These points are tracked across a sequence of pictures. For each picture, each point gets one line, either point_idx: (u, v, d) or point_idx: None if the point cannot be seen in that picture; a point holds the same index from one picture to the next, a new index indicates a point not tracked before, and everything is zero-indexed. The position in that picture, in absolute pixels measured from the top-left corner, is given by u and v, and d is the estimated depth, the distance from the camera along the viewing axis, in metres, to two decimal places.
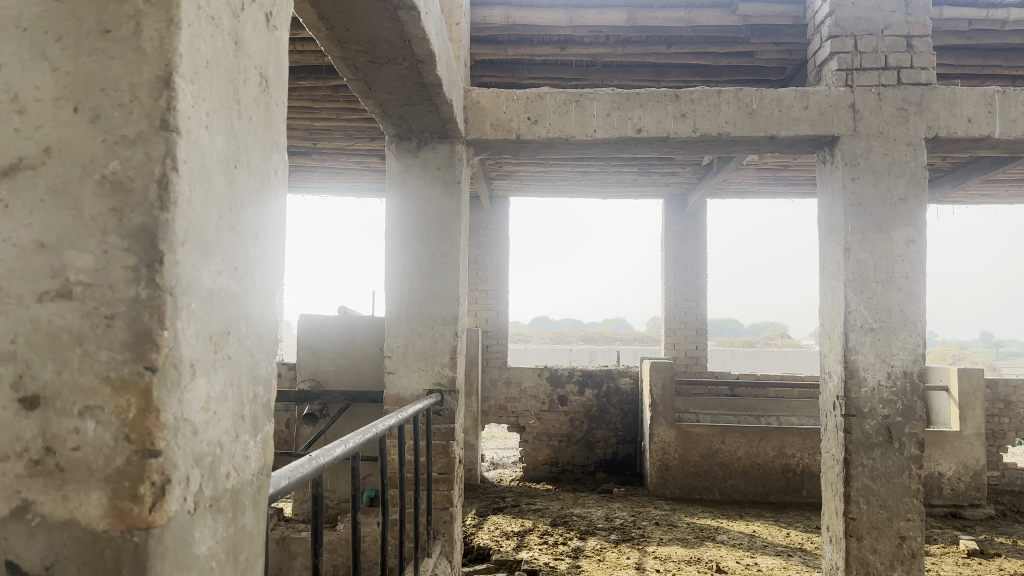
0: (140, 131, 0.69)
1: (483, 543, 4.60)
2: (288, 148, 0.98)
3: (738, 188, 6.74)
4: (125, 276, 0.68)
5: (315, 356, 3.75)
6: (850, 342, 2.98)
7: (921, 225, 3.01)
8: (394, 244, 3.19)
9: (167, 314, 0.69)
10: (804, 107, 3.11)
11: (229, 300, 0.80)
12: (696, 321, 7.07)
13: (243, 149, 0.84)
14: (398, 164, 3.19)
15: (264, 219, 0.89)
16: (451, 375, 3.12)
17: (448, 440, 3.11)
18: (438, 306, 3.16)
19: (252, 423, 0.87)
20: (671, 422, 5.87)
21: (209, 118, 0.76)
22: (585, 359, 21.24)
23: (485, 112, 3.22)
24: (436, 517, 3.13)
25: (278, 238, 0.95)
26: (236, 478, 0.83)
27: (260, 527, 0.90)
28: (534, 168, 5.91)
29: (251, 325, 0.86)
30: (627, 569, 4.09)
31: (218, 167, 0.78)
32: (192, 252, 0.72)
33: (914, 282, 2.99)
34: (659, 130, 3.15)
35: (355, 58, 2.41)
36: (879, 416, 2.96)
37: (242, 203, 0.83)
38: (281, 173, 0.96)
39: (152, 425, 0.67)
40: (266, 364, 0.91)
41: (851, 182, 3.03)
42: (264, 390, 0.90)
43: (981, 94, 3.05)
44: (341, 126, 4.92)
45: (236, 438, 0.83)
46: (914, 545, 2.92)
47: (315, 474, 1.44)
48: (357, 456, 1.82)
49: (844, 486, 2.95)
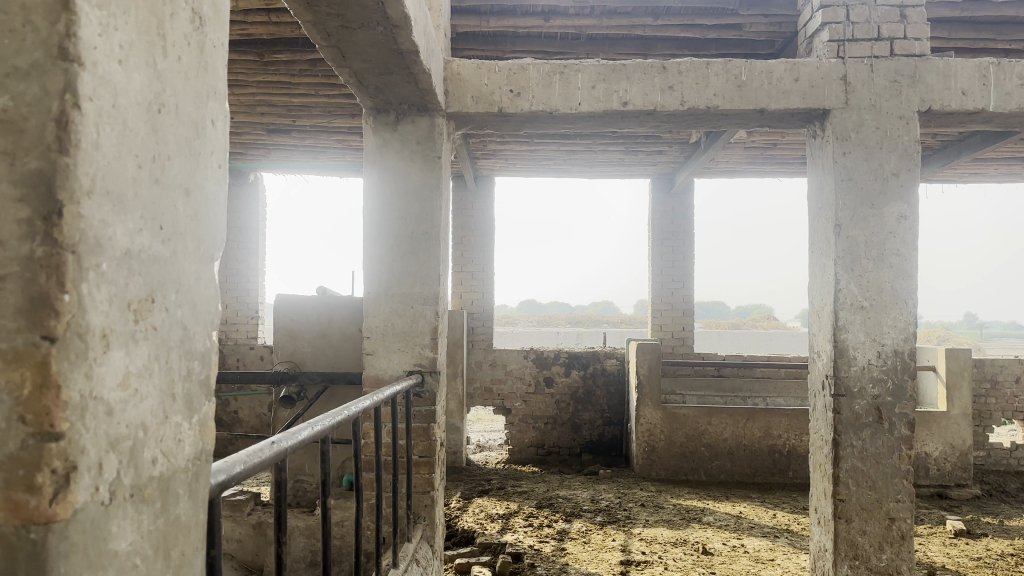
0: (35, 61, 0.59)
1: (467, 527, 4.53)
2: (227, 98, 0.88)
3: (726, 166, 6.66)
4: (19, 231, 0.58)
5: (293, 337, 3.65)
6: (840, 321, 2.91)
7: (913, 201, 2.93)
8: (372, 222, 3.09)
9: (68, 275, 0.59)
10: (794, 80, 3.02)
11: (153, 263, 0.70)
12: (683, 302, 7.01)
13: (170, 92, 0.74)
14: (376, 138, 3.08)
15: (198, 175, 0.79)
16: (432, 355, 3.02)
17: (429, 422, 3.03)
18: (418, 285, 3.06)
19: (186, 403, 0.78)
20: (657, 404, 5.80)
21: (124, 51, 0.66)
22: (573, 341, 21.21)
23: (466, 83, 3.10)
24: (418, 501, 3.04)
25: (218, 198, 0.85)
26: (166, 465, 0.74)
27: (198, 519, 0.81)
28: (519, 147, 5.81)
29: (184, 292, 0.76)
30: (613, 552, 4.03)
31: (138, 110, 0.68)
32: (102, 204, 0.63)
33: (906, 259, 2.92)
34: (645, 103, 3.06)
35: (327, 23, 2.30)
36: (868, 396, 2.90)
37: (168, 154, 0.73)
38: (220, 124, 0.85)
39: (52, 404, 0.58)
40: (203, 337, 0.81)
41: (842, 156, 2.95)
42: (200, 366, 0.81)
43: (974, 66, 2.96)
44: (320, 103, 4.80)
45: (165, 419, 0.74)
46: (903, 527, 2.86)
47: (277, 459, 1.34)
48: (328, 439, 1.72)
49: (833, 467, 2.89)
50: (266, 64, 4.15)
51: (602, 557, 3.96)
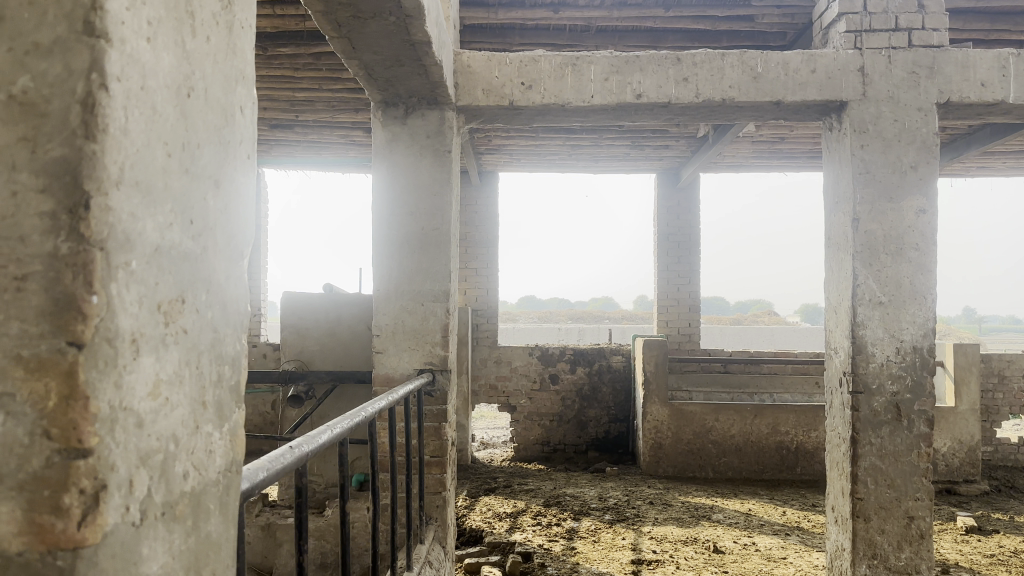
0: (57, 37, 0.53)
1: (475, 526, 4.48)
2: (255, 84, 0.82)
3: (732, 160, 6.60)
4: (41, 226, 0.53)
5: (301, 336, 3.60)
6: (858, 317, 2.85)
7: (931, 194, 2.87)
8: (381, 218, 3.02)
9: (97, 274, 0.53)
10: (811, 71, 2.95)
11: (183, 260, 0.65)
12: (689, 298, 6.95)
13: (199, 74, 0.68)
14: (385, 133, 3.02)
15: (227, 166, 0.74)
16: (443, 353, 2.97)
17: (440, 422, 2.97)
18: (428, 282, 3.00)
19: (217, 412, 0.72)
20: (664, 401, 5.75)
21: (152, 28, 0.60)
22: (574, 337, 21.16)
23: (477, 76, 3.04)
24: (429, 502, 2.98)
25: (247, 190, 0.79)
26: (197, 478, 0.68)
27: (229, 535, 0.75)
28: (524, 141, 5.75)
29: (214, 292, 0.71)
30: (623, 551, 3.98)
31: (166, 93, 0.62)
32: (131, 196, 0.57)
33: (925, 253, 2.86)
34: (660, 96, 2.99)
35: (338, 13, 2.24)
36: (887, 393, 2.84)
37: (198, 142, 0.67)
38: (249, 112, 0.80)
39: (79, 417, 0.52)
40: (232, 340, 0.75)
41: (859, 150, 2.89)
42: (231, 372, 0.75)
43: (994, 56, 2.90)
44: (324, 97, 4.73)
45: (196, 430, 0.68)
46: (922, 526, 2.81)
47: (299, 464, 1.28)
48: (346, 441, 1.67)
49: (851, 466, 2.84)
50: (270, 58, 4.09)
51: (612, 555, 3.91)
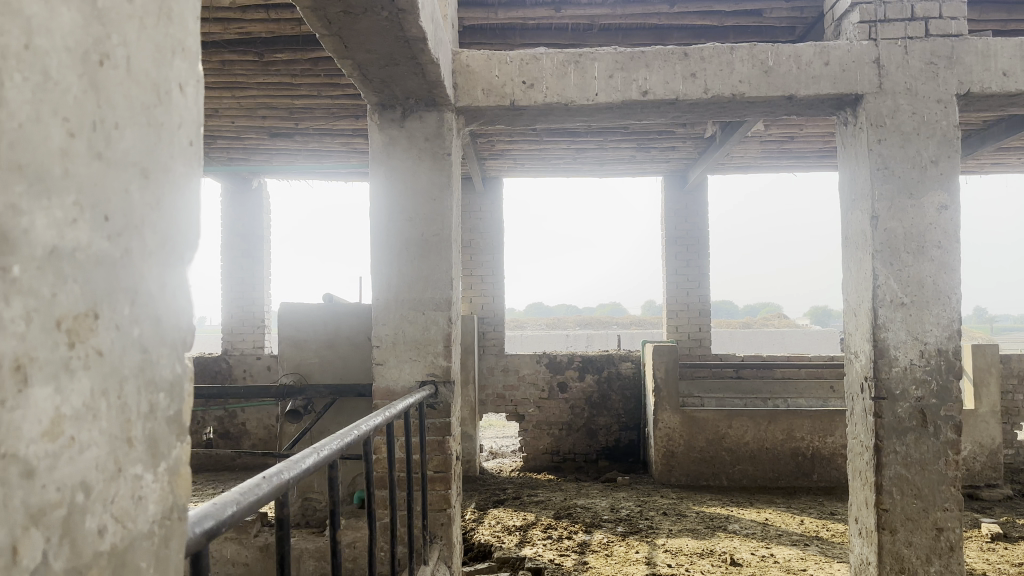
0: None
1: (484, 540, 4.35)
2: (199, 65, 0.70)
3: (740, 162, 6.47)
4: None
5: (298, 347, 3.47)
6: (879, 319, 2.71)
7: (954, 190, 2.73)
8: (379, 225, 2.90)
9: None
10: (824, 64, 2.82)
11: (97, 266, 0.53)
12: (699, 303, 6.80)
13: (118, 39, 0.56)
14: (382, 136, 2.90)
15: (159, 153, 0.62)
16: (446, 365, 2.84)
17: (444, 435, 2.84)
18: (428, 290, 2.88)
19: (149, 449, 0.60)
20: (675, 408, 5.60)
21: None
22: (583, 343, 20.97)
23: (476, 76, 2.93)
24: (433, 520, 2.85)
25: (189, 186, 0.67)
26: (120, 533, 0.55)
27: None
28: (528, 145, 5.62)
29: (141, 304, 0.58)
30: (637, 565, 3.83)
31: (69, 60, 0.50)
32: (10, 182, 0.45)
33: (949, 251, 2.71)
34: (667, 92, 2.86)
35: (328, 8, 2.12)
36: (912, 398, 2.69)
37: (116, 121, 0.55)
38: (191, 92, 0.68)
39: None
40: (170, 362, 0.63)
41: (878, 144, 2.75)
42: (167, 400, 0.63)
43: (1015, 45, 2.76)
44: (323, 104, 4.62)
45: (118, 473, 0.55)
46: (952, 537, 2.66)
47: (276, 495, 1.14)
48: (336, 464, 1.54)
49: (875, 475, 2.69)
50: (265, 65, 3.98)
51: (626, 570, 3.76)
